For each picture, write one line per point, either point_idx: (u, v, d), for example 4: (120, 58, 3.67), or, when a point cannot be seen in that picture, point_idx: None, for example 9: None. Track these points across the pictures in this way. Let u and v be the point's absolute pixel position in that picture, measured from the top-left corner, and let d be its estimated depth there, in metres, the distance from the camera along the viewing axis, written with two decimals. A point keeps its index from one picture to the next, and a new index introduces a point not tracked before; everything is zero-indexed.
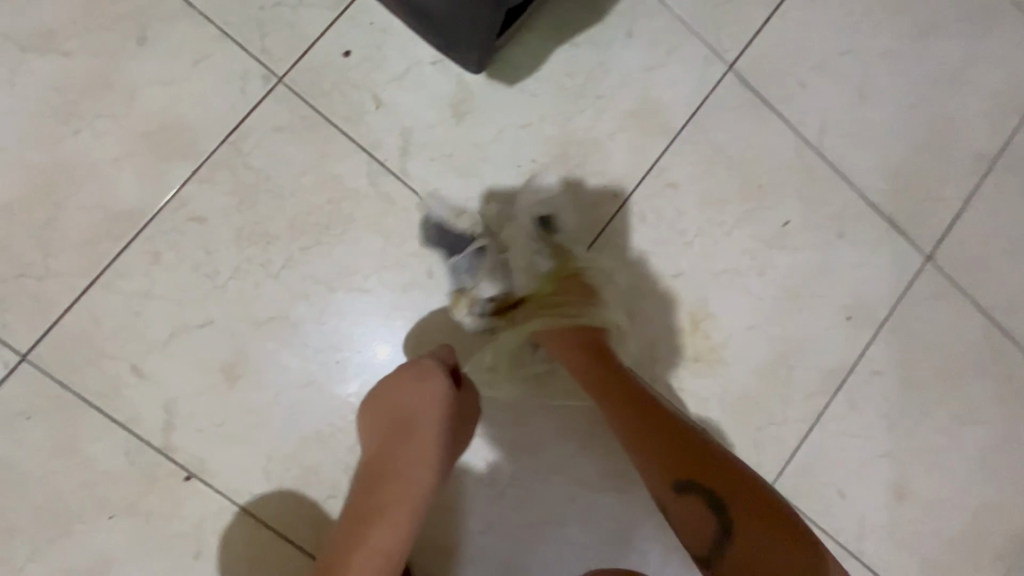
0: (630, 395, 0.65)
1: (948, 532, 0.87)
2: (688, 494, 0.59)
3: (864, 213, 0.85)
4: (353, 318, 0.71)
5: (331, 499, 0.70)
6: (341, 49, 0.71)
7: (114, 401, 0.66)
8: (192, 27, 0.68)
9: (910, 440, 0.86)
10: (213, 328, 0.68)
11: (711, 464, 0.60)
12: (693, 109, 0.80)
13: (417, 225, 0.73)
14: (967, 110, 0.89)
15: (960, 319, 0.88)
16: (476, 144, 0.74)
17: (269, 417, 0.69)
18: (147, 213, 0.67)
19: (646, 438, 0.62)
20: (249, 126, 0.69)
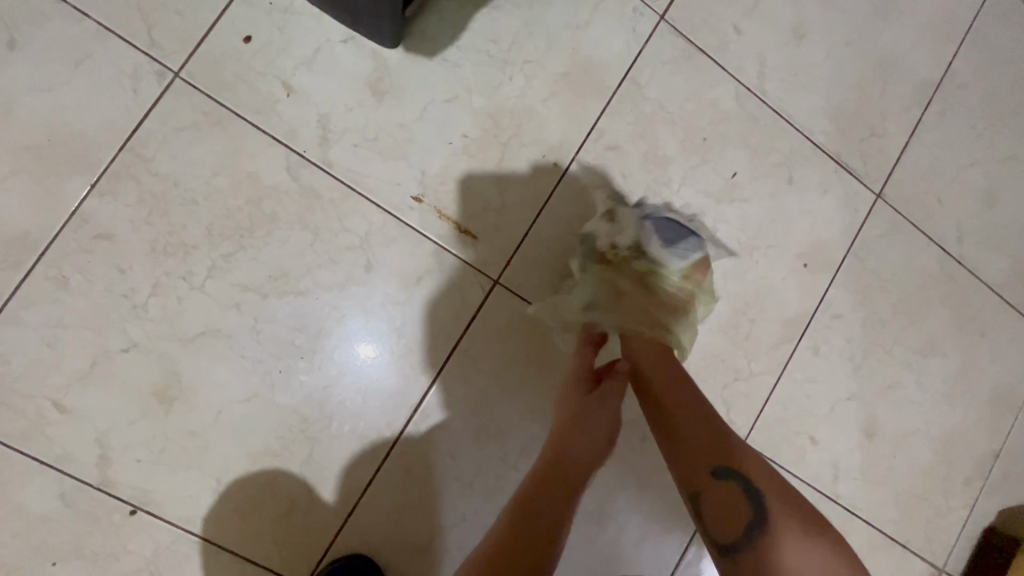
0: (671, 380, 0.64)
1: (918, 464, 0.89)
2: (730, 481, 0.57)
3: (811, 157, 0.84)
4: (290, 324, 0.67)
5: (291, 512, 0.67)
6: (240, 35, 0.65)
7: (37, 442, 0.61)
8: (69, 24, 0.62)
9: (875, 378, 0.87)
10: (138, 350, 0.63)
11: (724, 454, 0.59)
12: (626, 66, 0.77)
13: (348, 217, 0.68)
14: (904, 40, 0.88)
15: (914, 253, 0.88)
16: (402, 125, 0.70)
17: (213, 436, 0.65)
18: (45, 235, 0.61)
19: (684, 420, 0.61)
20: (148, 128, 0.63)
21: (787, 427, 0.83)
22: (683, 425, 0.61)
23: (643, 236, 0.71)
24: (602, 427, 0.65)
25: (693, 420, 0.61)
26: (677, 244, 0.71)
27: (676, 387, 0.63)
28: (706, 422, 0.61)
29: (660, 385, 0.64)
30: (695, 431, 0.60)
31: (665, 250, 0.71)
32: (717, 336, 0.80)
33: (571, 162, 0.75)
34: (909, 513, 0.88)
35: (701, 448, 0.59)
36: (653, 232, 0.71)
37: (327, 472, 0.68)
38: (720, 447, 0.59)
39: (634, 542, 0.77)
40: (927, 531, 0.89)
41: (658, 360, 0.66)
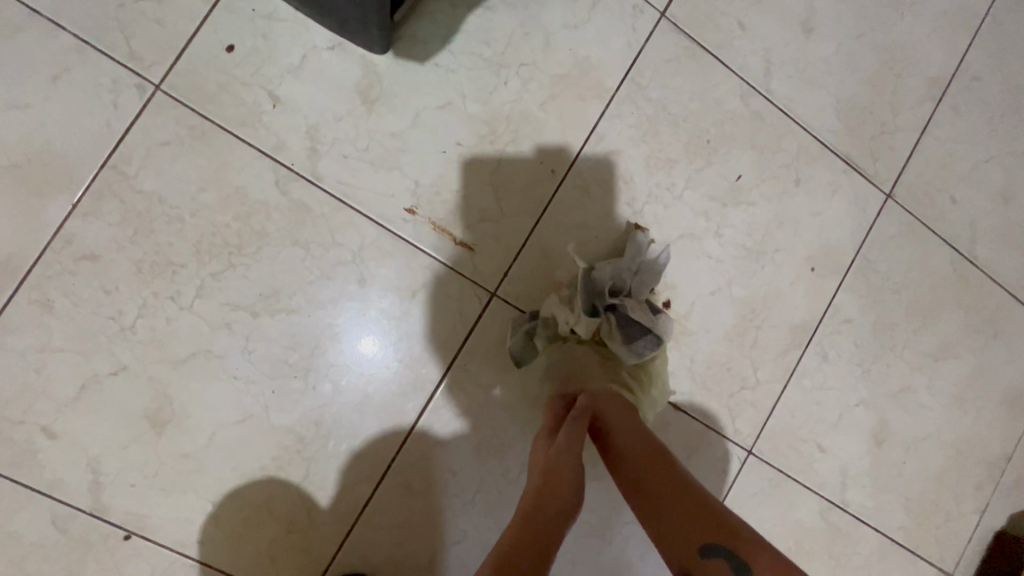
0: (643, 446, 0.61)
1: (929, 469, 0.87)
2: (717, 557, 0.54)
3: (819, 157, 0.81)
4: (283, 341, 0.65)
5: (289, 533, 0.66)
6: (223, 44, 0.63)
7: (27, 469, 0.59)
8: (43, 37, 0.59)
9: (885, 384, 0.85)
10: (127, 373, 0.62)
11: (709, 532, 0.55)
12: (626, 65, 0.74)
13: (340, 231, 0.66)
14: (916, 32, 0.84)
15: (926, 254, 0.85)
16: (393, 134, 0.67)
17: (207, 459, 0.64)
18: (27, 258, 0.59)
19: (661, 499, 0.58)
20: (130, 144, 0.61)
21: (795, 436, 0.81)
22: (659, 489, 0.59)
23: (607, 330, 0.69)
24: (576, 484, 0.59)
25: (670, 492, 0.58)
26: (640, 334, 0.68)
27: (650, 459, 0.60)
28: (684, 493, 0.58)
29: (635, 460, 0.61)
30: (673, 496, 0.58)
31: (629, 337, 0.68)
32: (722, 344, 0.78)
33: (570, 167, 0.72)
34: (920, 519, 0.86)
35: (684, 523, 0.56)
36: (613, 328, 0.69)
37: (325, 492, 0.67)
38: (701, 522, 0.56)
39: (639, 555, 0.76)
40: (938, 536, 0.87)
41: (629, 430, 0.62)
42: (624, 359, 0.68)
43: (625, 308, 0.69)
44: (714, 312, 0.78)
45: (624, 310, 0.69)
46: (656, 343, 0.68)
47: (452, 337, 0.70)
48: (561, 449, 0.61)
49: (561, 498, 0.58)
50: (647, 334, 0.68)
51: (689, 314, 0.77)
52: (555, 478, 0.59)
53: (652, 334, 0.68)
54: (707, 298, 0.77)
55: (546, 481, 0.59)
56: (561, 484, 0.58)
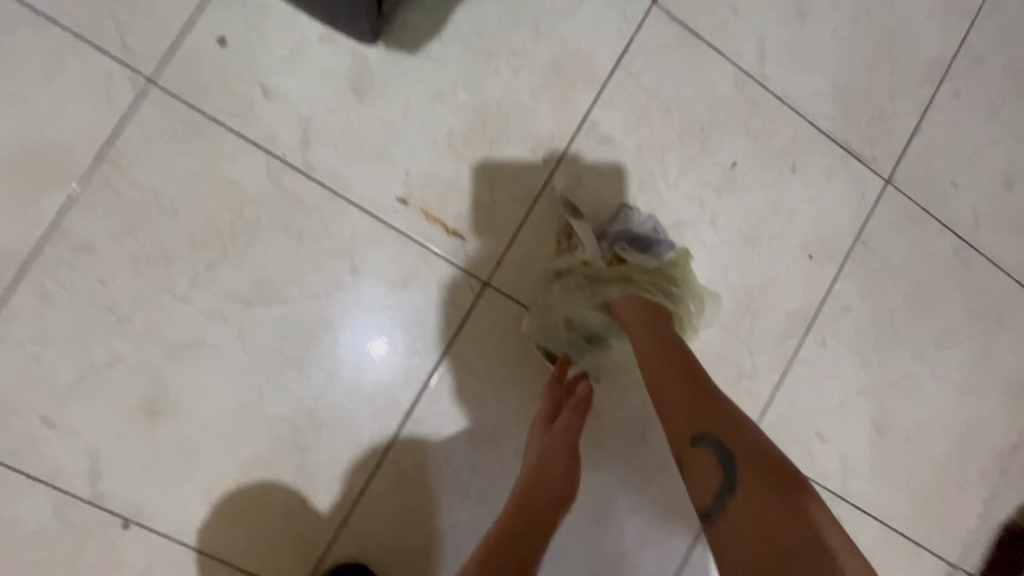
0: (658, 345, 0.63)
1: (933, 458, 0.86)
2: (706, 446, 0.55)
3: (816, 143, 0.80)
4: (277, 331, 0.66)
5: (286, 521, 0.66)
6: (215, 37, 0.63)
7: (28, 457, 0.61)
8: (38, 33, 0.60)
9: (886, 372, 0.84)
10: (125, 363, 0.62)
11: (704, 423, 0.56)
12: (617, 53, 0.73)
13: (332, 221, 0.67)
14: (915, 15, 0.83)
15: (927, 240, 0.84)
16: (384, 124, 0.68)
17: (204, 447, 0.64)
18: (25, 250, 0.60)
19: (666, 385, 0.60)
20: (124, 137, 0.62)
21: (794, 424, 0.80)
22: (669, 381, 0.60)
23: (621, 250, 0.70)
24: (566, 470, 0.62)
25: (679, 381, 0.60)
26: (655, 243, 0.71)
27: (665, 356, 0.62)
28: (692, 388, 0.59)
29: (652, 356, 0.62)
30: (680, 389, 0.59)
31: (645, 248, 0.70)
32: (719, 331, 0.77)
33: (562, 156, 0.72)
34: (923, 509, 0.85)
35: (683, 413, 0.57)
36: (627, 246, 0.70)
37: (320, 480, 0.67)
38: (703, 411, 0.57)
39: (635, 544, 0.75)
40: (943, 526, 0.86)
41: (647, 329, 0.64)
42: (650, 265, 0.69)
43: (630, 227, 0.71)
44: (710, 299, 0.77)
45: (631, 229, 0.71)
46: (671, 244, 0.72)
47: (447, 327, 0.70)
48: (556, 438, 0.64)
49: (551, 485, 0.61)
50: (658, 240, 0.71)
51: None
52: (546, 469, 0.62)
53: (664, 241, 0.72)
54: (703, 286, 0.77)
55: (539, 467, 0.62)
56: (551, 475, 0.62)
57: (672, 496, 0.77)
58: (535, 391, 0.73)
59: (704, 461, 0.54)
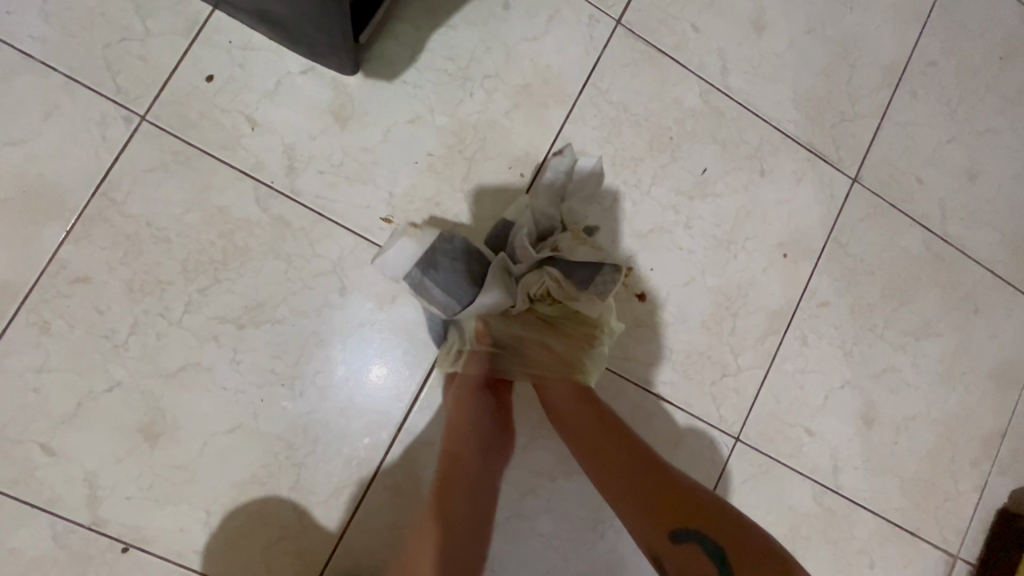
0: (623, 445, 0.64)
1: (922, 449, 0.87)
2: (690, 543, 0.56)
3: (782, 147, 0.83)
4: (268, 351, 0.68)
5: (282, 539, 0.67)
6: (203, 75, 0.67)
7: (27, 486, 0.62)
8: (36, 78, 0.64)
9: (868, 364, 0.85)
10: (121, 389, 0.64)
11: (670, 508, 0.58)
12: (586, 72, 0.77)
13: (319, 243, 0.69)
14: (867, 23, 0.88)
15: (897, 234, 0.87)
16: (366, 149, 0.71)
17: (200, 468, 0.66)
18: (24, 284, 0.63)
19: (636, 483, 0.61)
20: (119, 172, 0.65)
21: (781, 420, 0.81)
22: (635, 477, 0.61)
23: (553, 285, 0.68)
24: (474, 416, 0.66)
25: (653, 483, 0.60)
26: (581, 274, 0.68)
27: (624, 447, 0.64)
28: (655, 481, 0.61)
29: (608, 445, 0.64)
30: (646, 484, 0.60)
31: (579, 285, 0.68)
32: (700, 332, 0.79)
33: (538, 170, 0.75)
34: (917, 499, 0.86)
35: (660, 509, 0.58)
36: (560, 282, 0.68)
37: (314, 496, 0.68)
38: (681, 506, 0.58)
39: (630, 548, 0.76)
40: (938, 516, 0.87)
41: (598, 421, 0.66)
42: (585, 301, 0.68)
43: (567, 254, 0.69)
44: (690, 302, 0.79)
45: (563, 257, 0.69)
46: (610, 272, 0.67)
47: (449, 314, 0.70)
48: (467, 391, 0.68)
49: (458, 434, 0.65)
50: (600, 270, 0.68)
51: (665, 305, 0.79)
52: (463, 413, 0.66)
53: (608, 267, 0.68)
54: (682, 288, 0.79)
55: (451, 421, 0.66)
56: (466, 423, 0.66)
57: None
58: (522, 398, 0.75)
59: (695, 560, 0.55)
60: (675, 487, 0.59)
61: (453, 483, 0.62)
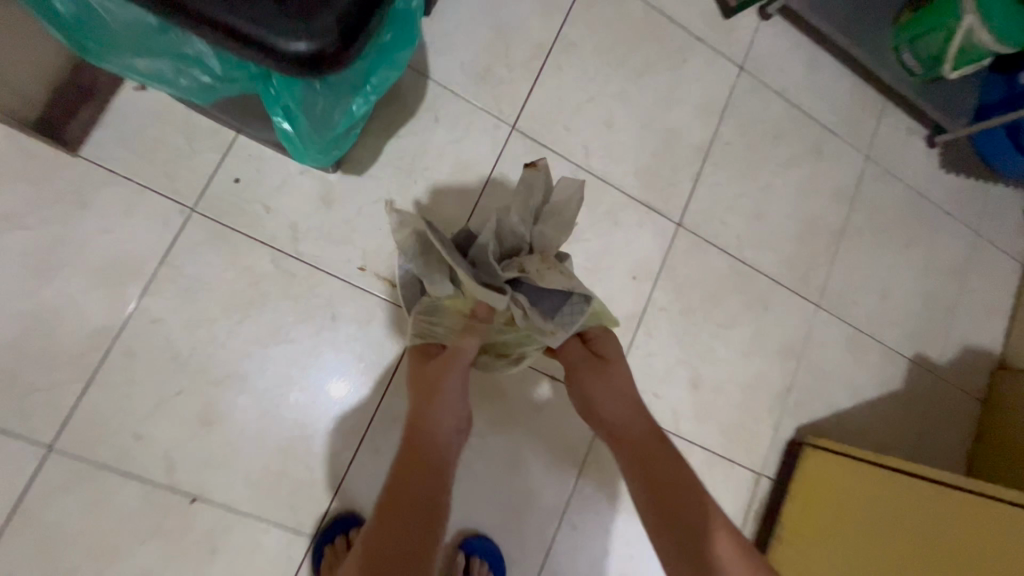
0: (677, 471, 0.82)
1: (733, 402, 1.29)
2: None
3: (628, 205, 1.24)
4: (283, 361, 1.00)
5: (300, 488, 0.99)
6: (231, 177, 1.00)
7: (123, 461, 0.92)
8: (117, 186, 0.94)
9: (694, 347, 1.27)
10: (185, 392, 0.95)
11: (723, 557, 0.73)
12: (493, 161, 1.15)
13: (317, 287, 1.03)
14: (683, 118, 1.31)
15: (709, 259, 1.30)
16: (346, 221, 1.05)
17: (242, 443, 0.97)
18: (116, 325, 0.93)
19: (695, 517, 0.77)
20: (177, 246, 0.96)
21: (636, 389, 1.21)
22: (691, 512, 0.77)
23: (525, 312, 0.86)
24: (453, 382, 0.87)
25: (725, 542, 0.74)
26: (549, 301, 0.87)
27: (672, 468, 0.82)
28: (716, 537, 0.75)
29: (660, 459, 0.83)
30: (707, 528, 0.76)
31: (544, 309, 0.87)
32: None
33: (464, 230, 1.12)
34: (731, 436, 1.28)
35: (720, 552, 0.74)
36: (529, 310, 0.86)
37: (319, 458, 1.00)
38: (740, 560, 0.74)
39: (539, 480, 1.13)
40: (746, 447, 1.29)
41: (647, 435, 0.86)
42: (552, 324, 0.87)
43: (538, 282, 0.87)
44: None
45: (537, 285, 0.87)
46: (577, 301, 0.87)
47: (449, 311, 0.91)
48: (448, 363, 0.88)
49: (434, 394, 0.86)
50: (570, 296, 0.87)
51: None
52: (441, 378, 0.87)
53: (577, 295, 0.87)
54: None
55: (430, 383, 0.87)
56: (443, 385, 0.86)
57: (562, 444, 1.15)
58: None
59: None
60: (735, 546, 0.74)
61: (421, 424, 0.83)
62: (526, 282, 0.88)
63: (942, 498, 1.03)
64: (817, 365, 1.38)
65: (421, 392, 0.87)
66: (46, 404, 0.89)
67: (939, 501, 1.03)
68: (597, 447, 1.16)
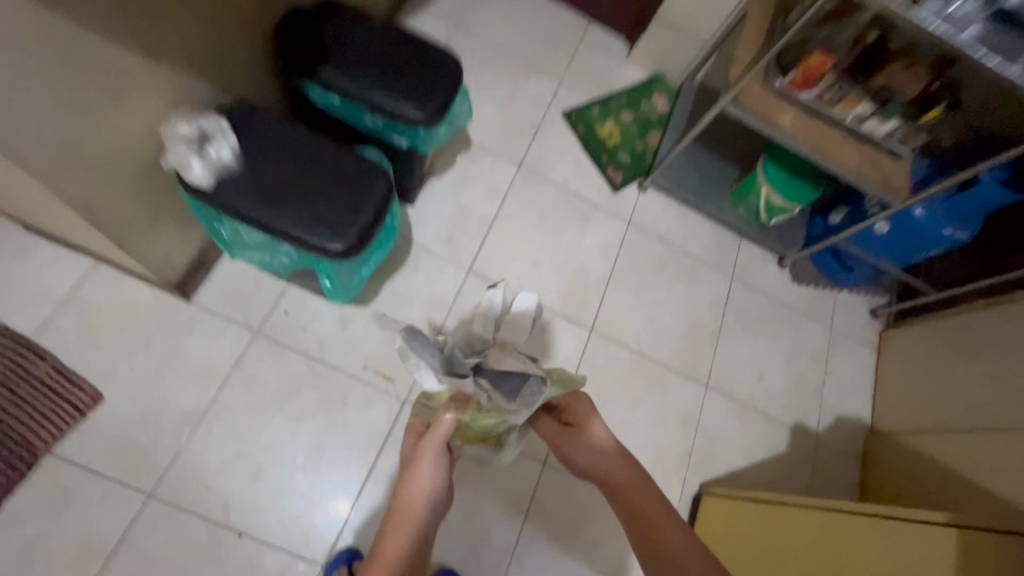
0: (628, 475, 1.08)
1: (643, 463, 1.71)
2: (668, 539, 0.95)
3: (552, 319, 1.79)
4: (308, 433, 1.45)
5: (315, 528, 1.38)
6: (283, 310, 1.54)
7: (197, 506, 1.33)
8: (212, 319, 1.48)
9: (609, 421, 1.72)
10: (242, 456, 1.39)
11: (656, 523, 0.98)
12: (456, 293, 1.71)
13: (334, 381, 1.51)
14: (590, 258, 1.90)
15: (616, 355, 1.80)
16: (355, 336, 1.56)
17: (276, 493, 1.38)
18: (202, 410, 1.40)
19: (639, 500, 1.03)
20: (245, 356, 1.47)
21: None
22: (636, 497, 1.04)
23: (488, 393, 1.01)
24: (427, 464, 1.08)
25: (664, 519, 0.97)
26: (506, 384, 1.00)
27: (625, 470, 1.09)
28: (651, 504, 1.02)
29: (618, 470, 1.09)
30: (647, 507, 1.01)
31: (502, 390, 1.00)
32: None
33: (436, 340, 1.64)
34: None
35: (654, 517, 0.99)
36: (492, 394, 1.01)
37: (330, 505, 1.40)
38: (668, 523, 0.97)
39: (492, 524, 1.50)
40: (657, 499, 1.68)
41: (605, 453, 1.13)
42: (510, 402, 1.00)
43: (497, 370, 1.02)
44: None
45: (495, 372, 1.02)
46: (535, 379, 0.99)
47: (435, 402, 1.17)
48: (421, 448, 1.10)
49: (412, 473, 1.07)
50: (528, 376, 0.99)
51: None
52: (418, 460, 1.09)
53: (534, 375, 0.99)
54: None
55: (411, 463, 1.09)
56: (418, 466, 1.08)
57: (509, 496, 1.53)
58: None
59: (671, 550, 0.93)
60: (672, 518, 0.97)
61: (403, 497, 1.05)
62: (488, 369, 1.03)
63: (847, 520, 1.29)
64: (711, 433, 1.79)
65: (403, 469, 1.09)
66: (152, 465, 1.34)
67: (841, 521, 1.30)
68: (537, 498, 1.54)
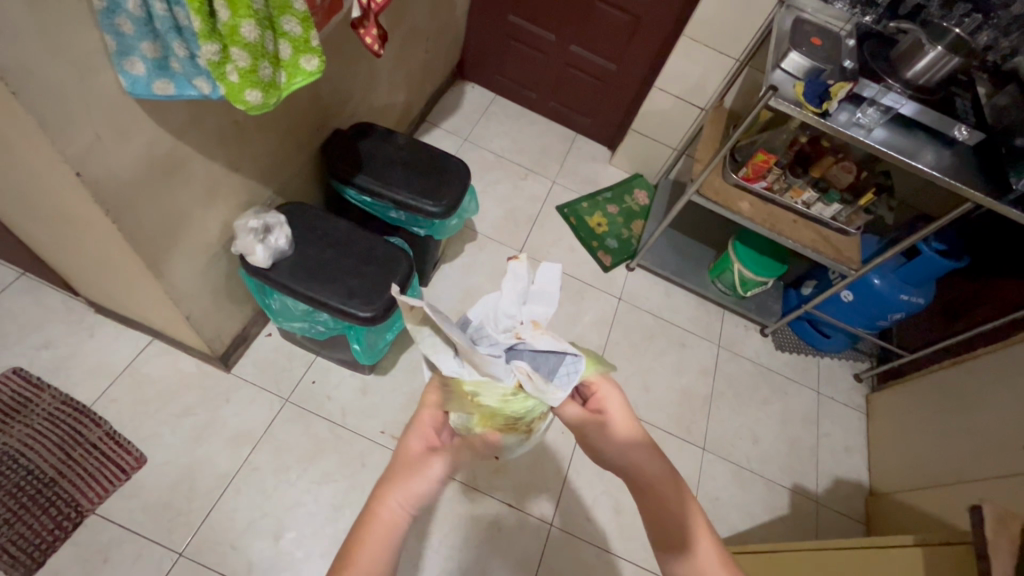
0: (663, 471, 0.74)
1: None
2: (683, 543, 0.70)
3: None
4: (328, 493, 1.55)
5: None
6: (310, 380, 1.71)
7: (222, 564, 1.41)
8: (248, 388, 1.66)
9: None
10: (266, 516, 1.49)
11: (674, 516, 0.71)
12: None
13: (354, 444, 1.64)
14: (586, 330, 2.10)
15: None
16: (375, 402, 1.72)
17: (296, 552, 1.46)
18: (233, 471, 1.53)
19: (664, 500, 0.72)
20: (275, 421, 1.62)
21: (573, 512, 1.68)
22: (665, 491, 0.73)
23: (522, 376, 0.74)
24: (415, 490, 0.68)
25: (680, 505, 0.72)
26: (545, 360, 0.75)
27: (656, 464, 0.75)
28: (671, 496, 0.72)
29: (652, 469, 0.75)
30: (668, 500, 0.72)
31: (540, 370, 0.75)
32: (528, 470, 1.72)
33: None
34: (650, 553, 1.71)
35: (673, 512, 0.71)
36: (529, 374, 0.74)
37: None
38: (682, 514, 0.71)
39: None
40: None
41: (637, 450, 0.77)
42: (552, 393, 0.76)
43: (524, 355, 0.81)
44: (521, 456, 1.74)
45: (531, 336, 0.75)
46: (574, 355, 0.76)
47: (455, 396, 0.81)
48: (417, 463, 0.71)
49: (396, 492, 0.68)
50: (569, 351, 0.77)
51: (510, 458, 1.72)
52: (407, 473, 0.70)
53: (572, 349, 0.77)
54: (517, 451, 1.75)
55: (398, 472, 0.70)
56: (402, 484, 0.68)
57: (518, 556, 1.58)
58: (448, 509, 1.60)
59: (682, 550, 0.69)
60: (692, 508, 0.72)
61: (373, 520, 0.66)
62: (525, 350, 0.76)
63: (839, 553, 1.30)
64: (711, 494, 1.86)
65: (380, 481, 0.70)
66: (184, 524, 1.44)
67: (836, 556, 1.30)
68: (545, 558, 1.59)
